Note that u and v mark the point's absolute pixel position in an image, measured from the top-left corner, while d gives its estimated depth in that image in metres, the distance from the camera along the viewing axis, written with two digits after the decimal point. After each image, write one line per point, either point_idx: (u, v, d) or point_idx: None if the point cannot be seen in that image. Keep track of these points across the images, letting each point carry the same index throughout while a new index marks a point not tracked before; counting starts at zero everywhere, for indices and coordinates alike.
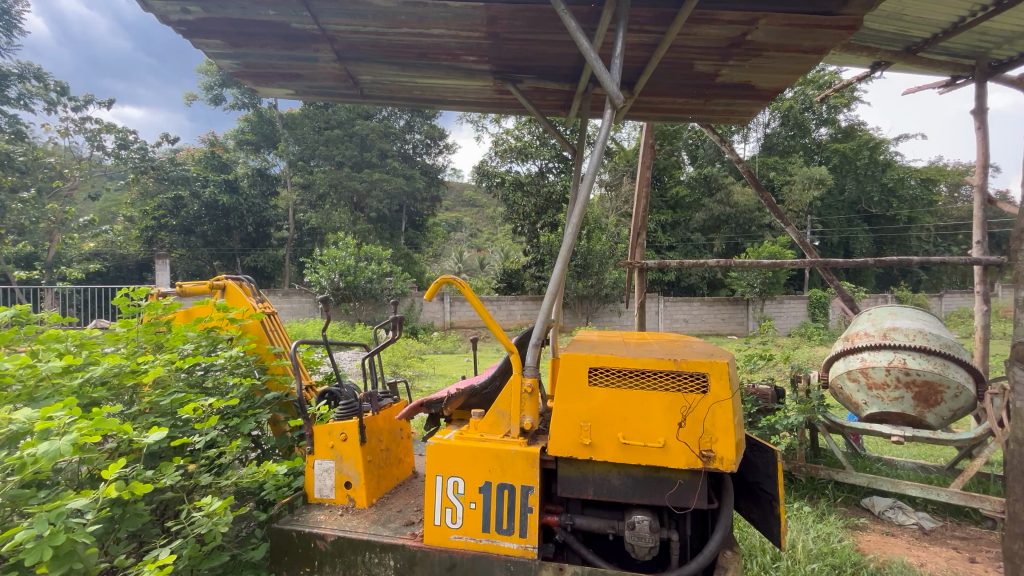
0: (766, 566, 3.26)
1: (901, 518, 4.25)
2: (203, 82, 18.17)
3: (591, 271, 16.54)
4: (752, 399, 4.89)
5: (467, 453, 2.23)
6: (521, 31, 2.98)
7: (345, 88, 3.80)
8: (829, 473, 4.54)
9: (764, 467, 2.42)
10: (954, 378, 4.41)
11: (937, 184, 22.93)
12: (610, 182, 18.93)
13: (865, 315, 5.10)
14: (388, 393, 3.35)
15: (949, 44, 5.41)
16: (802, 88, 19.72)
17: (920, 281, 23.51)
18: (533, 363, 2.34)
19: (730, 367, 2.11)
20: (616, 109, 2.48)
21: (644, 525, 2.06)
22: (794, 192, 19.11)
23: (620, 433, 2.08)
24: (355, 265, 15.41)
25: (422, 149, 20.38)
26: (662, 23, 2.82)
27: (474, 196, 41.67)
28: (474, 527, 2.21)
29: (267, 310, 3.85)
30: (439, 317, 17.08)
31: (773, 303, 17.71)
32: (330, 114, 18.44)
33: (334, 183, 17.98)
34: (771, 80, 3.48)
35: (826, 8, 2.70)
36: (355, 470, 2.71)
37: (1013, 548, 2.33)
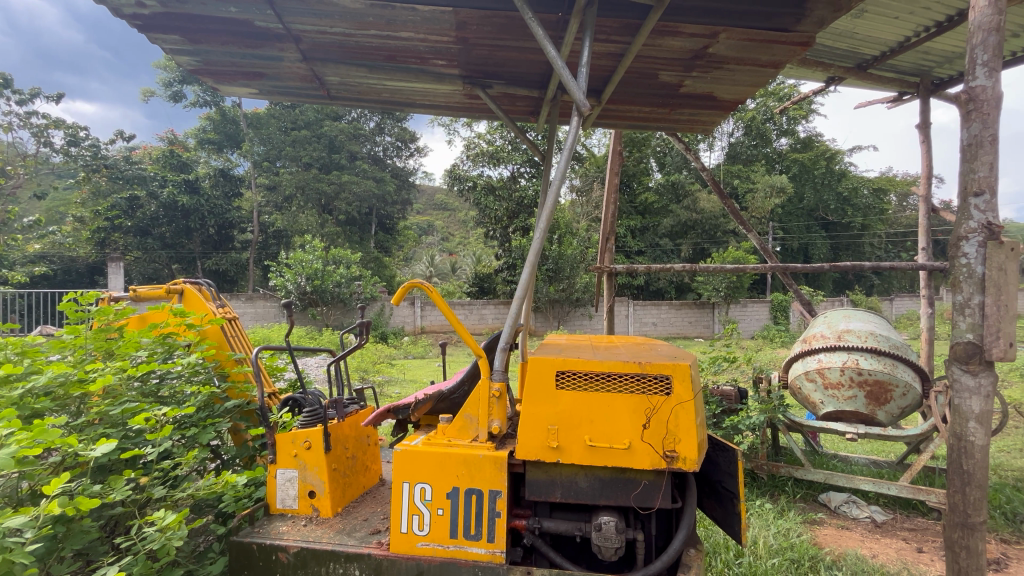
0: (729, 563, 3.36)
1: (855, 512, 4.45)
2: (162, 77, 17.48)
3: (563, 275, 16.71)
4: (716, 400, 5.03)
5: (434, 459, 2.21)
6: (490, 37, 3.00)
7: (312, 88, 3.73)
8: (788, 470, 4.72)
9: (726, 466, 2.49)
10: (902, 377, 4.64)
11: (887, 194, 24.23)
12: (581, 187, 19.19)
13: (821, 317, 5.35)
14: (355, 400, 3.29)
15: (897, 62, 5.73)
16: (764, 100, 20.55)
17: (873, 285, 24.76)
18: (500, 367, 2.34)
19: (693, 369, 2.16)
20: (583, 117, 2.50)
21: (611, 526, 2.09)
22: (757, 200, 19.83)
23: (586, 436, 2.11)
24: (323, 269, 15.10)
25: (393, 151, 20.13)
26: (628, 34, 2.88)
27: (446, 199, 41.44)
28: (442, 534, 2.19)
29: (228, 315, 3.73)
30: (410, 321, 16.92)
31: (738, 307, 18.29)
32: (297, 114, 18.04)
33: (301, 185, 17.57)
34: (732, 92, 3.62)
35: (782, 25, 2.82)
36: (320, 479, 2.65)
37: (953, 536, 2.48)
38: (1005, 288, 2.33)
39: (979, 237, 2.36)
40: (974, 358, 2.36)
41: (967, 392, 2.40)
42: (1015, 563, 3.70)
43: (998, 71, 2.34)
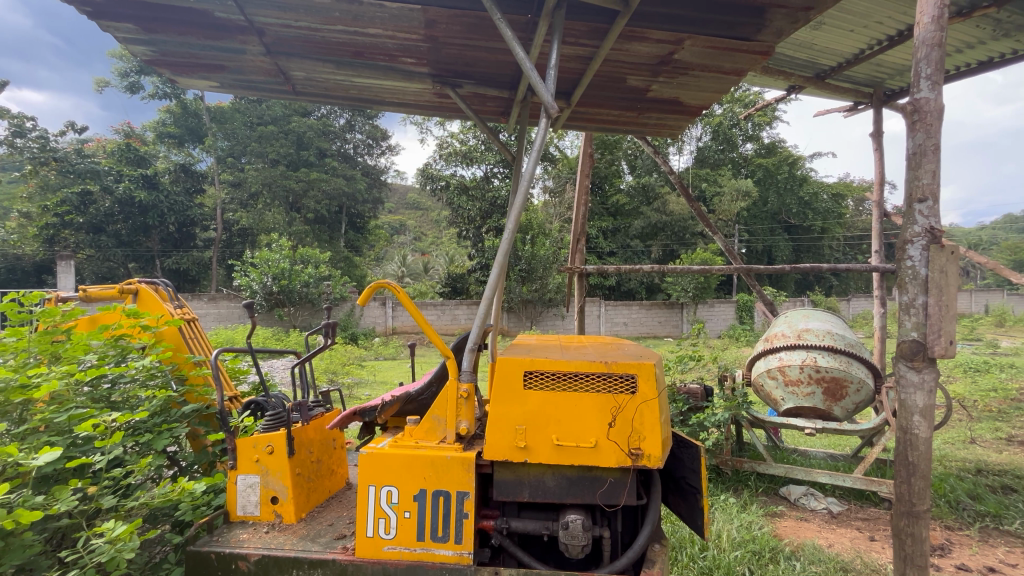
0: (695, 556, 3.45)
1: (813, 503, 4.64)
2: (118, 67, 16.70)
3: (536, 276, 16.80)
4: (683, 398, 5.15)
5: (401, 461, 2.19)
6: (460, 36, 2.99)
7: (276, 82, 3.63)
8: (751, 465, 4.90)
9: (689, 462, 2.55)
10: (856, 374, 4.85)
11: (845, 199, 25.32)
12: (554, 188, 19.34)
13: (782, 317, 5.57)
14: (321, 402, 3.23)
15: (852, 73, 6.00)
16: (730, 106, 21.21)
17: (832, 287, 25.84)
18: (469, 368, 2.35)
19: (657, 368, 2.21)
20: (551, 118, 2.50)
21: (578, 524, 2.11)
22: (723, 203, 20.42)
23: (554, 435, 2.13)
24: (290, 269, 14.71)
25: (364, 149, 19.79)
26: (596, 38, 2.92)
27: (418, 199, 40.92)
28: (409, 537, 2.17)
29: (187, 316, 3.58)
30: (380, 322, 16.71)
31: (705, 307, 18.79)
32: (264, 110, 17.53)
33: (267, 182, 17.03)
34: (697, 98, 3.71)
35: (744, 34, 2.91)
36: (283, 484, 2.58)
37: (899, 525, 2.60)
38: (946, 289, 2.46)
39: (923, 240, 2.49)
40: (918, 355, 2.49)
41: (912, 387, 2.53)
42: (957, 548, 3.93)
43: (941, 84, 2.47)
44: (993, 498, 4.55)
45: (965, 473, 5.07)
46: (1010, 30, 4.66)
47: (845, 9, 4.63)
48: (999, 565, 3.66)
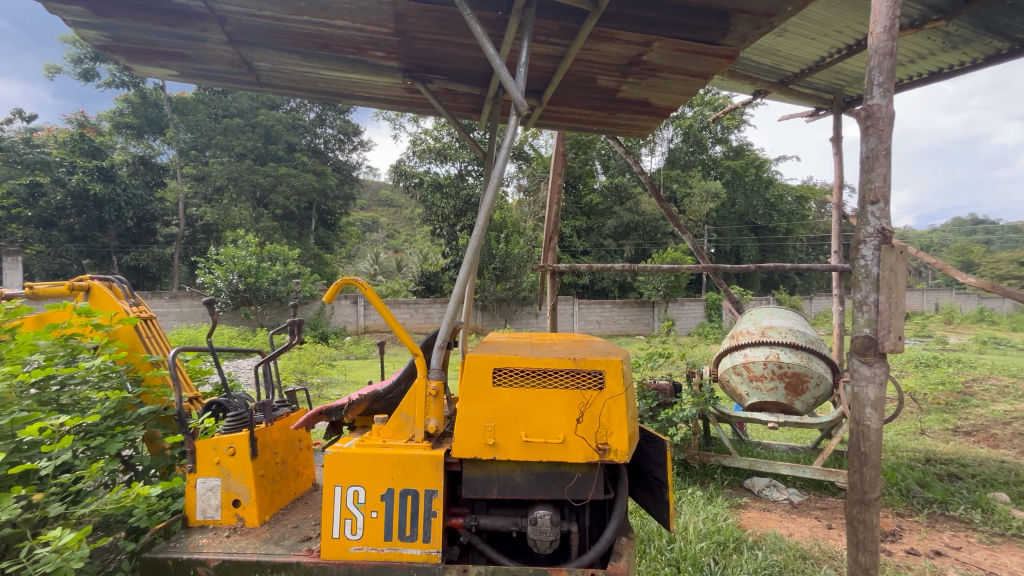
0: (662, 548, 3.52)
1: (775, 494, 4.81)
2: (71, 53, 15.86)
3: (510, 274, 16.81)
4: (653, 394, 5.27)
5: (368, 460, 2.16)
6: (430, 31, 2.96)
7: (239, 73, 3.51)
8: (717, 459, 5.04)
9: (655, 456, 2.61)
10: (816, 369, 5.03)
11: (808, 201, 26.34)
12: (528, 187, 19.39)
13: (748, 315, 5.75)
14: (286, 403, 3.15)
15: (813, 80, 6.23)
16: (700, 109, 21.68)
17: (795, 286, 26.81)
18: (438, 366, 2.34)
19: (625, 364, 2.25)
20: (521, 116, 2.50)
21: (546, 519, 2.13)
22: (694, 204, 20.90)
23: (522, 432, 2.13)
24: (257, 266, 14.28)
25: (335, 144, 19.36)
26: (566, 37, 2.94)
27: (391, 196, 40.41)
28: (376, 537, 2.14)
29: (144, 314, 3.43)
30: (352, 321, 16.46)
31: (676, 305, 19.20)
32: (229, 101, 16.90)
33: (233, 176, 16.41)
34: (666, 99, 3.78)
35: (709, 38, 2.99)
36: (245, 486, 2.51)
37: (852, 512, 2.66)
38: (896, 287, 2.58)
39: (875, 240, 2.60)
40: (870, 349, 2.59)
41: (864, 380, 2.63)
42: (907, 533, 4.14)
43: (891, 92, 2.57)
44: (940, 485, 4.82)
45: (915, 462, 5.35)
46: (957, 43, 4.93)
47: (807, 18, 4.79)
48: (945, 549, 3.88)
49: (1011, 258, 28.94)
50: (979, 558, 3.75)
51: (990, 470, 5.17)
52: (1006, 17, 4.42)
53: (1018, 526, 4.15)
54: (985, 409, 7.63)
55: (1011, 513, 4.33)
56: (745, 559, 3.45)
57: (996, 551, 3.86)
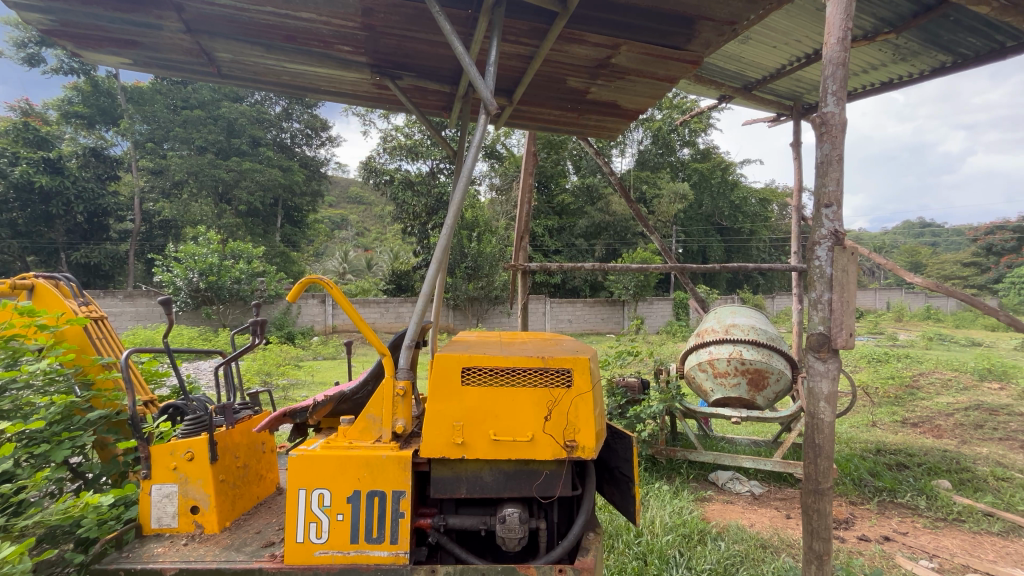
0: (630, 542, 3.59)
1: (738, 487, 4.98)
2: (12, 36, 14.88)
3: (482, 273, 16.76)
4: (622, 392, 5.42)
5: (333, 462, 2.12)
6: (398, 27, 2.93)
7: (199, 64, 3.38)
8: (683, 453, 5.19)
9: (623, 452, 2.66)
10: (776, 365, 5.22)
11: (770, 204, 27.31)
12: (501, 186, 19.40)
13: (713, 313, 5.93)
14: (248, 405, 3.06)
15: (775, 86, 6.45)
16: (669, 112, 22.12)
17: (759, 285, 27.76)
18: (405, 366, 2.31)
19: (592, 361, 2.28)
20: (490, 116, 2.50)
21: (514, 517, 2.14)
22: (662, 205, 21.35)
23: (491, 430, 2.14)
24: (219, 264, 13.76)
25: (302, 140, 18.86)
26: (535, 37, 2.96)
27: (361, 193, 39.75)
28: (342, 540, 2.10)
29: (94, 314, 3.26)
30: (320, 320, 16.12)
31: (645, 304, 19.58)
32: (189, 92, 16.19)
33: (193, 170, 15.73)
34: (634, 102, 3.85)
35: (675, 43, 3.06)
36: (204, 492, 2.42)
37: (807, 502, 2.71)
38: (847, 287, 2.67)
39: (828, 242, 2.67)
40: (824, 346, 2.66)
41: (818, 375, 2.69)
42: (859, 520, 4.36)
43: (844, 100, 2.65)
44: (889, 474, 5.09)
45: (867, 453, 5.64)
46: (906, 55, 5.20)
47: (769, 26, 4.97)
48: (893, 534, 4.10)
49: (956, 259, 30.72)
50: (924, 541, 3.98)
51: (934, 459, 5.49)
52: (950, 32, 4.69)
53: (958, 511, 4.42)
54: (930, 401, 8.10)
55: (952, 499, 4.60)
56: (709, 551, 3.55)
57: (938, 535, 4.10)
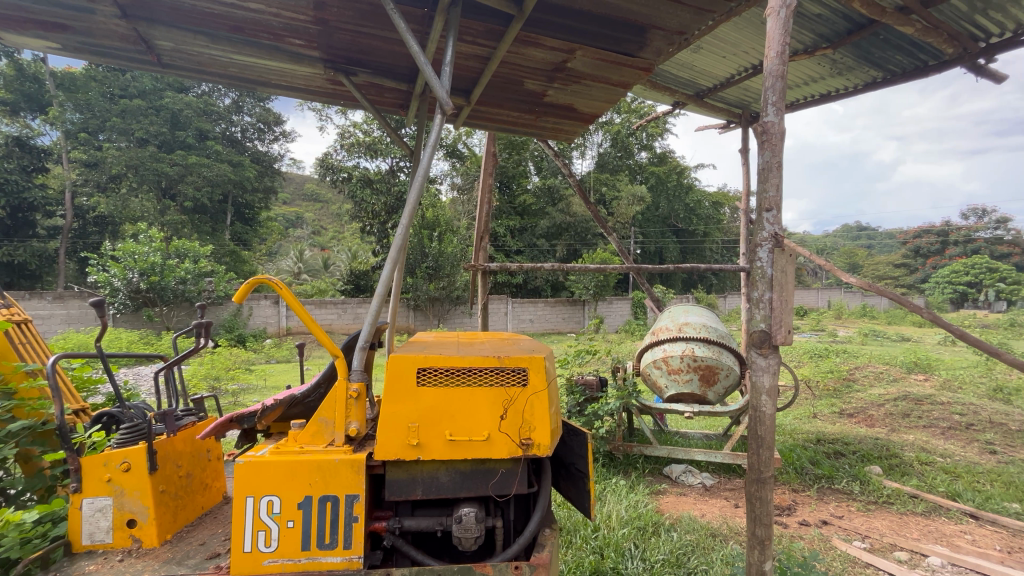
0: (587, 537, 3.67)
1: (690, 479, 5.18)
2: None
3: (443, 273, 16.61)
4: (580, 390, 5.55)
5: (282, 468, 2.06)
6: (352, 23, 2.88)
7: (136, 51, 3.19)
8: (640, 448, 5.35)
9: (578, 448, 2.71)
10: (725, 361, 5.45)
11: (722, 207, 28.51)
12: (462, 185, 19.30)
13: (667, 313, 6.14)
14: (191, 412, 2.93)
15: (725, 94, 6.74)
16: (627, 116, 22.67)
17: (711, 285, 28.92)
18: (359, 367, 2.27)
19: (547, 360, 2.32)
20: (446, 115, 2.49)
21: (471, 516, 2.14)
22: (621, 207, 21.85)
23: (447, 431, 2.13)
24: (163, 263, 13.00)
25: (253, 134, 18.06)
26: (492, 39, 2.97)
27: (317, 190, 38.63)
28: (292, 548, 2.04)
29: (16, 317, 3.03)
30: (273, 322, 15.53)
31: (605, 304, 19.99)
32: (128, 80, 15.20)
33: (133, 164, 14.77)
34: (590, 106, 3.94)
35: (628, 50, 3.16)
36: (143, 504, 2.31)
37: (750, 490, 2.80)
38: (786, 287, 2.82)
39: (769, 244, 2.81)
40: (765, 342, 2.77)
41: (760, 370, 2.80)
42: (800, 506, 4.63)
43: (783, 111, 2.78)
44: (827, 462, 5.44)
45: (808, 443, 5.99)
46: (842, 69, 5.56)
47: (718, 37, 5.19)
48: (831, 518, 4.38)
49: (889, 261, 33.06)
50: (858, 524, 4.27)
51: (867, 446, 5.90)
52: (880, 49, 5.05)
53: (887, 494, 4.78)
54: (864, 392, 8.69)
55: (883, 483, 4.97)
56: (663, 542, 3.67)
57: (871, 517, 4.42)
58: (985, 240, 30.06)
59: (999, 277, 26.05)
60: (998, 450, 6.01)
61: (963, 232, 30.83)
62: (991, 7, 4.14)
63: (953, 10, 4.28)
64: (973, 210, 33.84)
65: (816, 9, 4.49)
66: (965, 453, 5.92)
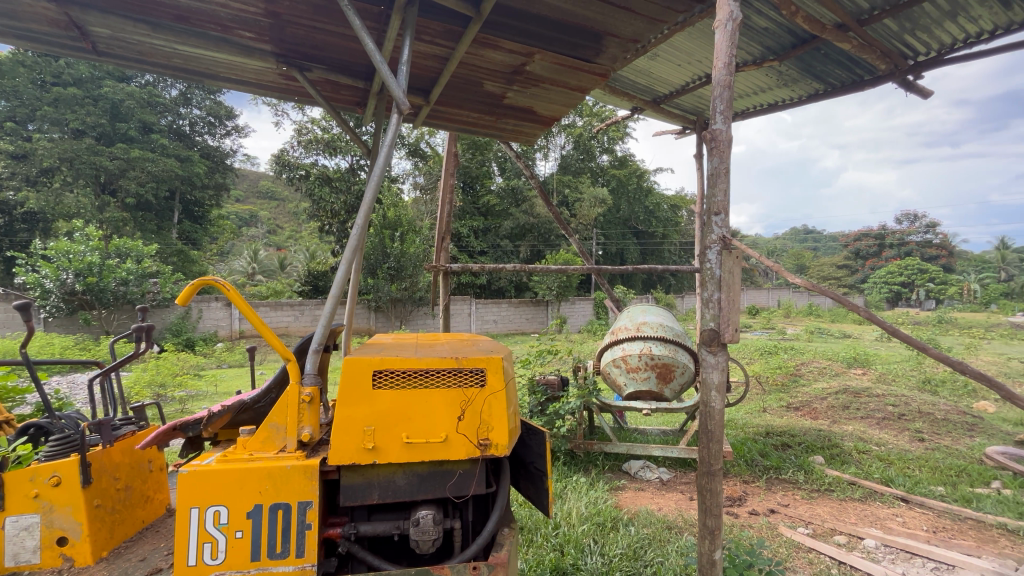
0: (548, 535, 3.71)
1: (648, 474, 5.33)
2: None
3: (405, 274, 16.36)
4: (542, 389, 5.63)
5: (230, 477, 1.98)
6: (305, 17, 2.81)
7: (67, 38, 2.98)
8: (600, 446, 5.46)
9: (537, 447, 2.74)
10: (681, 359, 5.62)
11: (680, 210, 29.45)
12: (425, 185, 19.11)
13: (626, 312, 6.28)
14: (130, 421, 2.77)
15: (680, 101, 6.97)
16: (589, 119, 23.06)
17: (670, 285, 29.82)
18: (313, 371, 2.21)
19: (505, 361, 2.34)
20: (402, 115, 2.47)
21: (428, 519, 2.13)
22: (584, 208, 22.22)
23: (404, 434, 2.11)
24: (102, 263, 12.17)
25: (203, 128, 17.22)
26: (450, 39, 2.97)
27: (272, 187, 37.29)
28: (241, 559, 1.97)
29: None
30: (224, 325, 14.89)
31: (568, 304, 20.28)
32: (62, 67, 14.17)
33: (67, 157, 13.78)
34: (549, 109, 3.99)
35: (585, 55, 3.23)
36: (75, 521, 2.18)
37: (702, 483, 2.90)
38: (733, 286, 2.93)
39: (718, 246, 2.91)
40: (714, 340, 2.88)
41: (710, 366, 2.92)
42: (750, 497, 4.85)
43: (730, 120, 2.90)
44: (775, 454, 5.72)
45: (758, 436, 6.28)
46: (788, 81, 5.86)
47: (674, 46, 5.38)
48: (778, 507, 4.60)
49: (833, 263, 35.10)
50: (802, 511, 4.51)
51: (811, 438, 6.24)
52: (821, 63, 5.36)
53: (829, 481, 5.07)
54: (810, 387, 9.19)
55: (825, 472, 5.28)
56: (621, 536, 3.76)
57: (813, 504, 4.68)
58: (917, 243, 32.44)
59: (929, 277, 28.18)
60: (926, 437, 6.49)
61: (898, 235, 33.14)
62: (918, 27, 4.48)
63: (885, 29, 4.59)
64: (906, 216, 36.38)
65: (763, 23, 4.72)
66: (898, 442, 6.36)
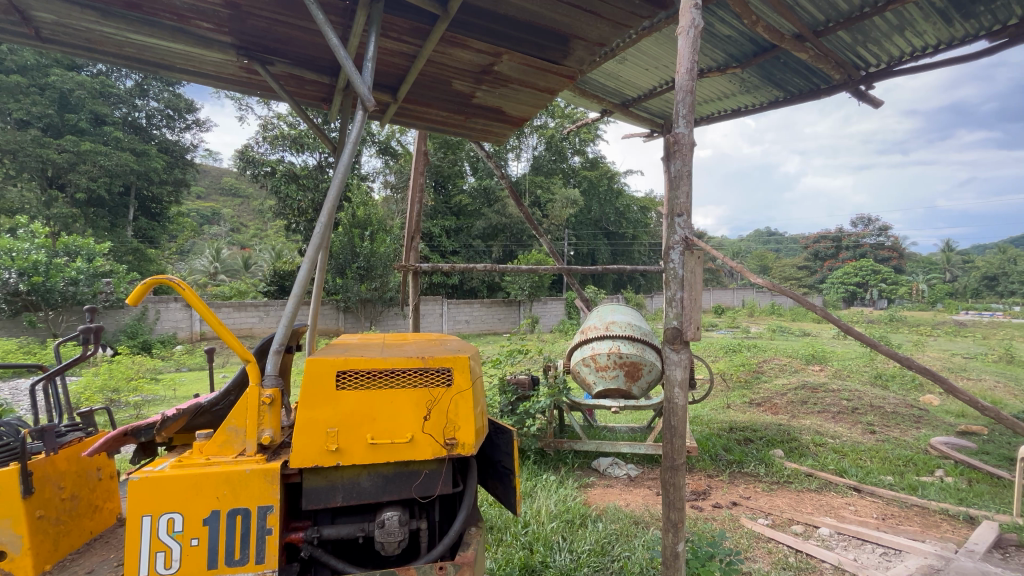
0: (517, 534, 3.73)
1: (617, 471, 5.43)
2: None
3: (375, 274, 16.10)
4: (513, 389, 5.65)
5: (185, 483, 1.91)
6: (267, 9, 2.74)
7: (7, 22, 2.81)
8: (570, 444, 5.51)
9: (504, 446, 2.75)
10: (648, 357, 5.73)
11: (649, 212, 30.04)
12: (396, 183, 18.89)
13: (596, 312, 6.37)
14: (75, 428, 2.63)
15: (648, 104, 7.11)
16: (561, 121, 23.27)
17: (640, 285, 30.37)
18: (274, 372, 2.15)
19: (472, 360, 2.33)
20: (367, 112, 2.44)
21: (394, 520, 2.12)
22: (556, 209, 22.41)
23: (368, 434, 2.09)
24: (48, 262, 11.50)
25: (160, 120, 16.28)
26: (418, 37, 2.95)
27: (236, 184, 36.06)
28: (196, 567, 1.91)
29: None
30: (184, 326, 14.32)
31: (540, 304, 20.42)
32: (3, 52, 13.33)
33: (10, 149, 12.98)
34: (518, 110, 4.01)
35: (553, 57, 3.26)
36: (15, 534, 2.07)
37: (666, 477, 2.96)
38: (695, 286, 3.01)
39: (680, 247, 2.97)
40: (677, 338, 2.96)
41: (673, 363, 2.99)
42: (714, 490, 5.00)
43: (693, 123, 2.96)
44: (738, 448, 5.91)
45: (722, 431, 6.48)
46: (750, 87, 6.06)
47: (641, 50, 5.49)
48: (740, 499, 4.76)
49: (794, 263, 36.49)
50: (762, 502, 4.68)
51: (771, 432, 6.48)
52: (781, 71, 5.57)
53: (787, 474, 5.28)
54: (770, 383, 9.53)
55: (784, 464, 5.49)
56: (589, 532, 3.81)
57: (773, 496, 4.86)
58: (871, 245, 34.06)
59: (882, 278, 29.67)
60: (877, 430, 6.84)
61: (854, 237, 34.75)
62: (868, 40, 4.71)
63: (838, 40, 4.81)
64: (861, 219, 38.18)
65: (726, 31, 4.87)
66: (851, 434, 6.68)
